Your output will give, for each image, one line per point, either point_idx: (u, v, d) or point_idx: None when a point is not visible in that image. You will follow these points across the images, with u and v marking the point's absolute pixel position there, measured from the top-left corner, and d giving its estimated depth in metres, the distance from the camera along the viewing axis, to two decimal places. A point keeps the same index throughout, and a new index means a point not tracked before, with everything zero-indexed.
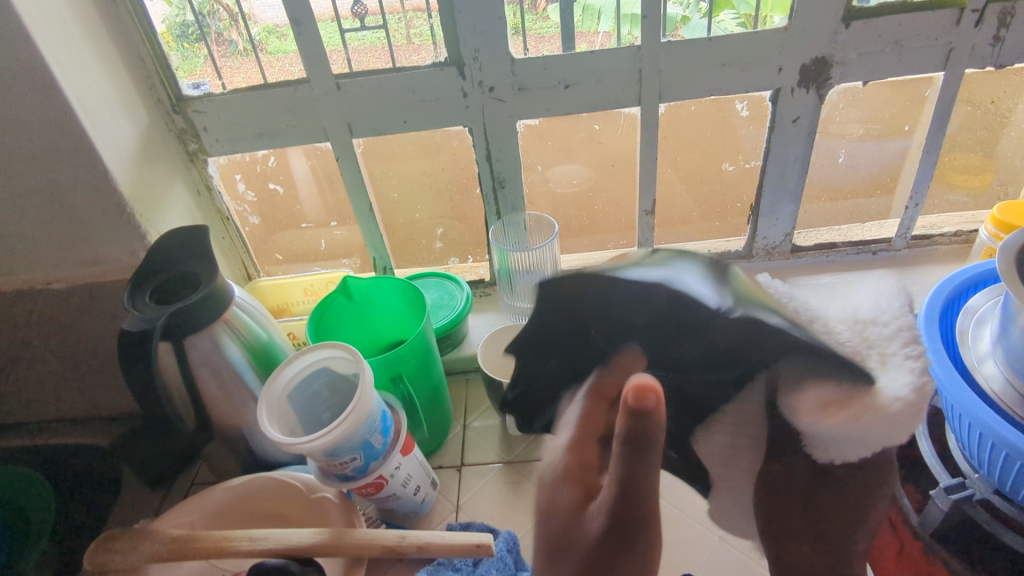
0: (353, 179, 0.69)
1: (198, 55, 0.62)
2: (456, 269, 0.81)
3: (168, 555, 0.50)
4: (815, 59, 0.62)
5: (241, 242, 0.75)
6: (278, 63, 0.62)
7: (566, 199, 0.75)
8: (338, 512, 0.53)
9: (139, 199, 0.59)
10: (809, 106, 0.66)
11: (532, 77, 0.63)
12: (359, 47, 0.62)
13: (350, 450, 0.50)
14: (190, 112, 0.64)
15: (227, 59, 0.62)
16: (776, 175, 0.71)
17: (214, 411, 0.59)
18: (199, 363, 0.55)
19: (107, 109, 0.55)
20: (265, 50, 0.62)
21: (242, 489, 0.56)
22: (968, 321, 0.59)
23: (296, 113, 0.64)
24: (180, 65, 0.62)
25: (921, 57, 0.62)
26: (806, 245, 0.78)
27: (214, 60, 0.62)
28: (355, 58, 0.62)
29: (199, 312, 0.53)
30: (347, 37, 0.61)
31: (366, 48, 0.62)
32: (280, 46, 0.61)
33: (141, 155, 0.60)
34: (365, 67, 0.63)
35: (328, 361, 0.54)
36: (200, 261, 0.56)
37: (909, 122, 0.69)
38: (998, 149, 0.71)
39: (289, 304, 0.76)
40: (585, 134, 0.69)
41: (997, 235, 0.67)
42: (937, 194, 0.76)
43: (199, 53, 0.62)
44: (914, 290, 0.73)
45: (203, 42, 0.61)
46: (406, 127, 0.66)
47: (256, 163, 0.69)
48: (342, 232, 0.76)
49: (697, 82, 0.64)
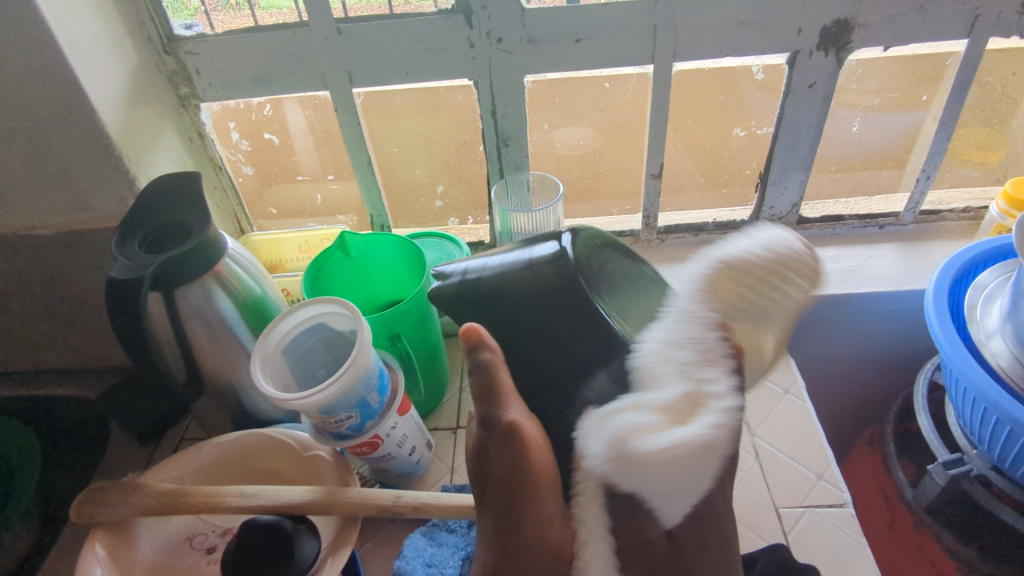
0: (351, 131, 0.66)
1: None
2: (455, 230, 0.79)
3: (158, 509, 0.49)
4: (837, 21, 0.60)
5: (233, 195, 0.72)
6: (272, 18, 0.60)
7: (570, 161, 0.73)
8: (333, 470, 0.52)
9: (128, 142, 0.56)
10: (827, 70, 0.63)
11: (542, 28, 0.60)
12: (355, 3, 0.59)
13: (346, 407, 0.49)
14: (182, 53, 0.60)
15: (219, 13, 0.59)
16: (787, 142, 0.69)
17: (205, 365, 0.57)
18: (190, 315, 0.53)
19: (94, 46, 0.52)
20: (258, 5, 0.59)
21: (232, 446, 0.55)
22: (978, 297, 0.58)
23: (294, 58, 0.61)
24: (173, 9, 0.59)
25: (944, 23, 0.60)
26: (812, 217, 0.77)
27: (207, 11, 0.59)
28: (354, 9, 0.59)
29: (191, 261, 0.51)
30: None
31: (362, 4, 0.59)
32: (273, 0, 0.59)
33: (131, 97, 0.57)
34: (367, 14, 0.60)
35: (324, 317, 0.52)
36: (192, 209, 0.54)
37: (927, 93, 0.67)
38: (1013, 126, 0.70)
39: (283, 260, 0.73)
40: (594, 93, 0.67)
41: (1008, 212, 0.66)
42: (948, 168, 0.74)
43: None
44: (919, 265, 0.72)
45: None
46: (409, 78, 0.63)
47: (251, 111, 0.66)
48: (338, 187, 0.73)
49: (714, 41, 0.61)
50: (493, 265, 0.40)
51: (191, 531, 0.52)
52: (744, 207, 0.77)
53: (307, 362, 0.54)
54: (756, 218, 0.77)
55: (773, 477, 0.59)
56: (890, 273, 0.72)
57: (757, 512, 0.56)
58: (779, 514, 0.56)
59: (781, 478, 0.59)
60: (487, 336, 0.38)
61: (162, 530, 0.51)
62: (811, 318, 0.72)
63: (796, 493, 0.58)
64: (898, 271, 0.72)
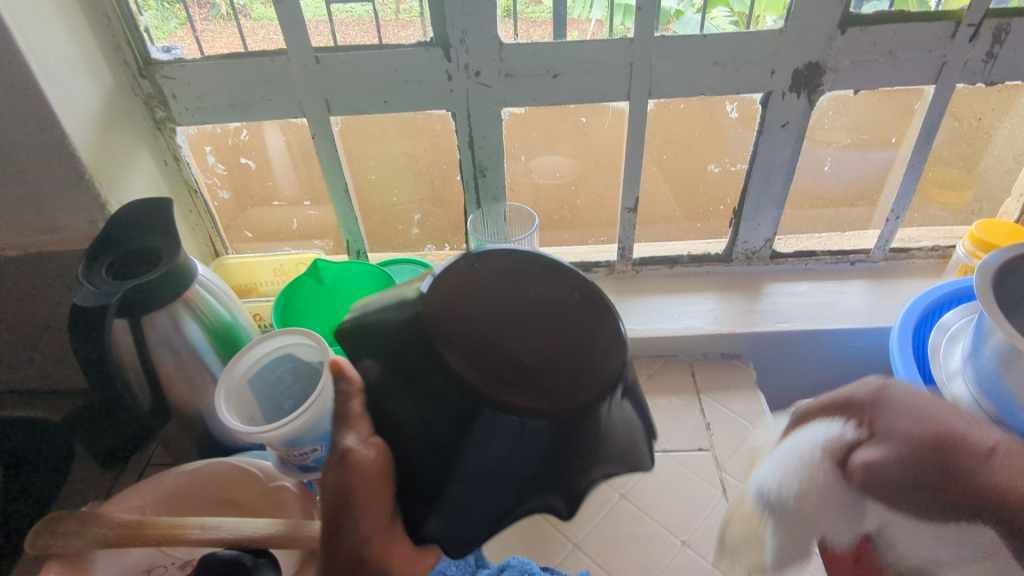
0: (328, 158, 0.66)
1: (176, 17, 0.59)
2: (432, 256, 0.79)
3: (116, 541, 0.48)
4: (808, 64, 0.61)
5: (209, 218, 0.72)
6: (263, 31, 0.59)
7: (548, 190, 0.74)
8: (298, 503, 0.52)
9: (100, 166, 0.56)
10: (798, 112, 0.65)
11: (520, 63, 0.61)
12: (346, 19, 0.59)
13: (310, 441, 0.48)
14: (158, 77, 0.60)
15: (209, 23, 0.59)
16: (760, 179, 0.70)
17: (170, 392, 0.56)
18: (157, 343, 0.53)
19: (68, 69, 0.52)
20: (248, 17, 0.59)
21: (195, 475, 0.54)
22: (941, 338, 0.59)
23: (272, 86, 0.61)
24: (156, 27, 0.59)
25: (913, 68, 0.62)
26: (785, 252, 0.78)
27: (195, 22, 0.59)
28: (341, 31, 0.60)
29: (158, 287, 0.51)
30: (333, 9, 0.59)
31: (353, 21, 0.59)
32: (264, 12, 0.58)
33: (104, 121, 0.56)
34: (351, 41, 0.60)
35: (292, 348, 0.52)
36: (162, 236, 0.53)
37: (896, 134, 0.69)
38: (979, 167, 0.72)
39: (257, 284, 0.73)
40: (571, 126, 0.68)
41: (975, 253, 0.67)
42: (918, 208, 0.76)
43: (177, 16, 0.59)
44: (889, 303, 0.74)
45: (182, 3, 0.58)
46: (386, 108, 0.63)
47: (227, 135, 0.66)
48: (315, 213, 0.73)
49: (689, 79, 0.62)
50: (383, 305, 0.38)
51: (150, 563, 0.51)
52: (719, 240, 0.78)
53: (276, 393, 0.53)
54: (730, 252, 0.77)
55: None
56: (859, 310, 0.73)
57: None
58: None
59: None
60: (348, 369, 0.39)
61: (120, 563, 0.50)
62: (781, 352, 0.73)
63: None
64: (868, 309, 0.73)
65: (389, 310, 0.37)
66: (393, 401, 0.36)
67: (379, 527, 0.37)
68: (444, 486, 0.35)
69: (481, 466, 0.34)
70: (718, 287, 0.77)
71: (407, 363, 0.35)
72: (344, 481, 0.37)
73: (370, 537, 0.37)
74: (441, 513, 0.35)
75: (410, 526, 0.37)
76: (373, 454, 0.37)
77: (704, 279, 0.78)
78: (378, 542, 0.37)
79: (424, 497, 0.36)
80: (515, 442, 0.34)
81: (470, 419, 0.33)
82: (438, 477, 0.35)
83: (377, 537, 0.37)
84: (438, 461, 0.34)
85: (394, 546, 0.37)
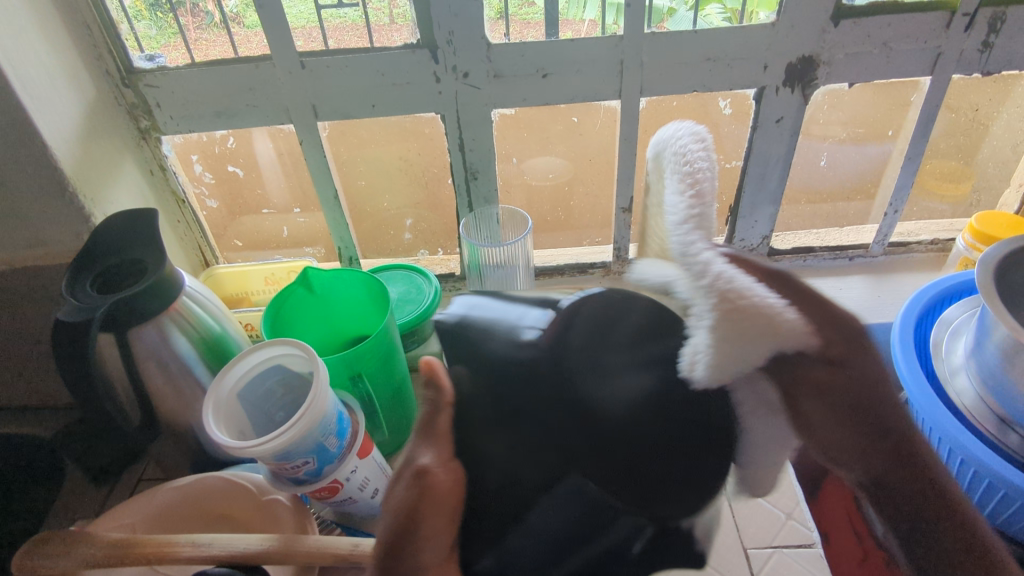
0: (317, 164, 0.65)
1: (169, 27, 0.58)
2: (425, 261, 0.78)
3: (105, 561, 0.47)
4: (802, 58, 0.60)
5: (198, 228, 0.70)
6: (256, 38, 0.58)
7: (541, 192, 0.73)
8: (290, 515, 0.51)
9: (83, 178, 0.55)
10: (793, 106, 0.64)
11: (508, 64, 0.60)
12: (338, 25, 0.59)
13: (301, 454, 0.47)
14: (141, 86, 0.59)
15: (203, 32, 0.58)
16: (756, 175, 0.69)
17: (159, 407, 0.55)
18: (144, 356, 0.52)
19: (48, 81, 0.51)
20: (242, 25, 0.58)
21: (187, 490, 0.53)
22: (944, 332, 0.58)
23: (257, 92, 0.60)
24: (147, 37, 0.58)
25: (908, 60, 0.61)
26: (783, 248, 0.76)
27: (186, 32, 0.58)
28: (333, 36, 0.59)
29: (143, 299, 0.50)
30: (325, 14, 0.58)
31: (346, 26, 0.59)
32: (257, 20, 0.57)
33: (86, 132, 0.56)
34: (344, 46, 0.59)
35: (282, 359, 0.51)
36: (146, 247, 0.52)
37: (893, 127, 0.68)
38: (977, 158, 0.71)
39: (249, 293, 0.72)
40: (562, 126, 0.67)
41: (974, 245, 0.66)
42: (916, 201, 0.75)
43: (170, 26, 0.58)
44: (888, 298, 0.73)
45: (174, 14, 0.58)
46: (374, 112, 0.62)
47: (214, 143, 0.65)
48: (305, 220, 0.72)
49: (681, 76, 0.61)
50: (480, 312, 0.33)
51: None
52: (716, 239, 0.77)
53: (266, 406, 0.52)
54: (727, 250, 0.76)
55: (744, 516, 0.59)
56: (858, 307, 0.72)
57: (725, 552, 0.56)
58: (747, 556, 0.56)
59: (751, 518, 0.58)
60: (443, 374, 0.33)
61: None
62: None
63: (765, 532, 0.57)
64: (868, 305, 0.72)
65: (500, 335, 0.32)
66: (486, 434, 0.31)
67: (440, 558, 0.32)
68: (504, 536, 0.32)
69: (545, 528, 0.31)
70: None
71: (512, 395, 0.31)
72: (413, 500, 0.32)
73: (426, 569, 0.32)
74: (504, 549, 0.32)
75: (464, 562, 0.32)
76: (450, 482, 0.31)
77: None
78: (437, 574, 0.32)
79: (480, 543, 0.32)
80: (580, 513, 0.31)
81: (556, 483, 0.31)
82: (504, 523, 0.31)
83: (434, 571, 0.32)
84: (506, 511, 0.31)
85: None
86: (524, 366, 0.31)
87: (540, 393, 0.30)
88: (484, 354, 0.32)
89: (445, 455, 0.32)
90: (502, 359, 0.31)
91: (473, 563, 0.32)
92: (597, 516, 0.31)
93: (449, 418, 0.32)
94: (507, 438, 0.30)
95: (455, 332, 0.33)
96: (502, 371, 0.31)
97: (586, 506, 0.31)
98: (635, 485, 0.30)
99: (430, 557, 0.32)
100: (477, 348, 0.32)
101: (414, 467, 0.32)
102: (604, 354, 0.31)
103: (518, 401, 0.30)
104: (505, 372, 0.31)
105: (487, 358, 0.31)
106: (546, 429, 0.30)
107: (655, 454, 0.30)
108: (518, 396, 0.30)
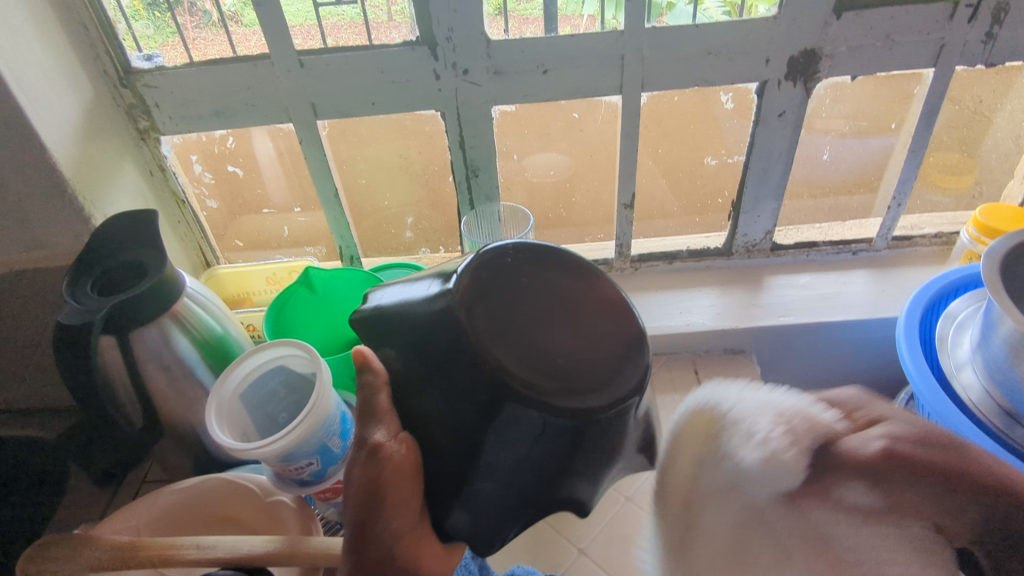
0: (317, 163, 0.65)
1: (167, 26, 0.57)
2: (427, 260, 0.78)
3: (109, 564, 0.46)
4: (804, 51, 0.60)
5: (198, 228, 0.70)
6: (255, 37, 0.58)
7: (543, 189, 0.73)
8: (294, 516, 0.51)
9: (83, 179, 0.54)
10: (795, 100, 0.63)
11: (508, 60, 0.59)
12: (336, 23, 0.58)
13: (305, 455, 0.47)
14: (140, 86, 0.59)
15: (201, 31, 0.58)
16: (759, 170, 0.68)
17: (162, 409, 0.55)
18: (146, 358, 0.52)
19: (46, 82, 0.51)
20: (240, 23, 0.57)
21: (191, 493, 0.53)
22: (949, 326, 0.58)
23: (256, 91, 0.60)
24: (147, 35, 0.58)
25: (911, 52, 0.60)
26: (786, 243, 0.77)
27: (184, 31, 0.58)
28: (332, 33, 0.58)
29: (145, 301, 0.49)
30: (323, 12, 0.57)
31: (344, 23, 0.58)
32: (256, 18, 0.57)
33: (86, 133, 0.55)
34: (343, 43, 0.59)
35: (284, 360, 0.51)
36: (147, 248, 0.52)
37: (896, 120, 0.67)
38: (981, 150, 0.70)
39: (250, 294, 0.72)
40: (563, 123, 0.66)
41: (979, 239, 0.66)
42: (919, 194, 0.75)
43: (168, 24, 0.57)
44: (893, 293, 0.73)
45: (172, 13, 0.57)
46: (374, 110, 0.62)
47: (213, 143, 0.65)
48: (306, 219, 0.72)
49: (682, 71, 0.61)
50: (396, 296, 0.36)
51: None
52: (718, 234, 0.77)
53: (270, 407, 0.52)
54: (730, 245, 0.76)
55: None
56: (862, 302, 0.72)
57: None
58: None
59: None
60: (374, 358, 0.37)
61: None
62: (784, 347, 0.72)
63: None
64: (872, 300, 0.72)
65: (415, 305, 0.34)
66: (424, 393, 0.34)
67: (410, 524, 0.35)
68: (466, 480, 0.33)
69: (499, 465, 0.32)
70: (719, 282, 0.76)
71: (439, 351, 0.32)
72: (373, 476, 0.34)
73: (398, 537, 0.35)
74: (467, 499, 0.34)
75: (435, 520, 0.36)
76: (404, 450, 0.35)
77: (705, 274, 0.77)
78: (407, 541, 0.35)
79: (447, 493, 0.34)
80: (532, 441, 0.31)
81: (491, 413, 0.31)
82: (461, 472, 0.33)
83: (404, 539, 0.35)
84: (461, 460, 0.33)
85: (424, 546, 0.35)
86: (436, 319, 0.32)
87: (439, 346, 0.32)
88: (397, 326, 0.35)
89: (395, 430, 0.36)
90: (418, 321, 0.33)
91: (445, 516, 0.36)
92: (551, 438, 0.31)
93: (386, 397, 0.36)
94: (435, 395, 0.33)
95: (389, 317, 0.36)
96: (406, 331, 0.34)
97: (537, 439, 0.31)
98: (573, 418, 0.31)
99: (402, 525, 0.35)
100: (407, 324, 0.34)
101: (366, 447, 0.35)
102: (515, 313, 0.33)
103: (442, 361, 0.32)
104: (407, 329, 0.34)
105: (405, 324, 0.34)
106: (461, 385, 0.31)
107: (572, 371, 0.32)
108: (433, 352, 0.33)
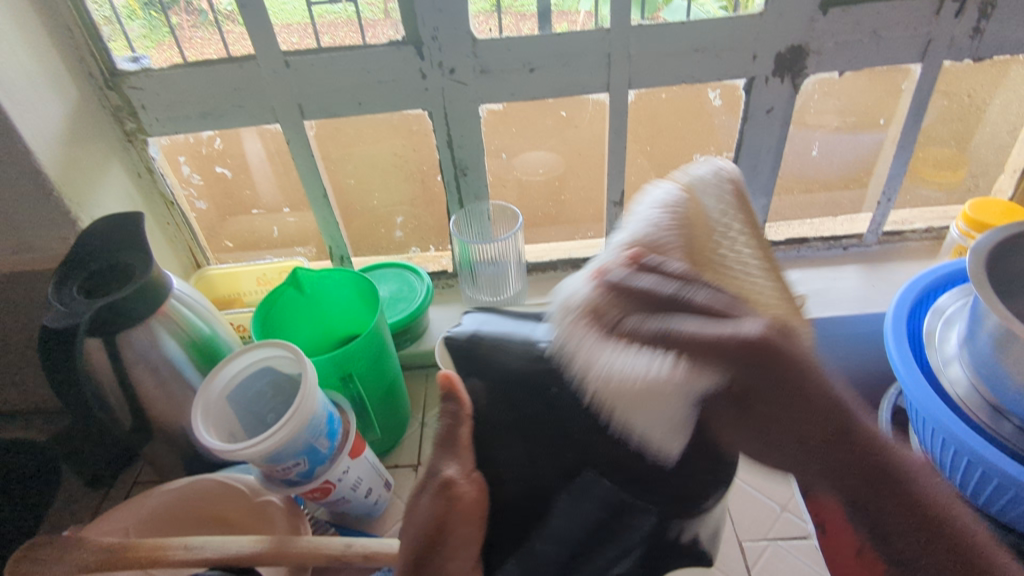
0: (305, 162, 0.65)
1: (164, 25, 0.58)
2: (418, 259, 0.78)
3: (96, 567, 0.47)
4: (791, 47, 0.60)
5: (188, 229, 0.70)
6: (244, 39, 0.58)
7: (533, 187, 0.73)
8: (283, 516, 0.51)
9: (68, 181, 0.54)
10: (783, 96, 0.63)
11: (495, 59, 0.59)
12: (332, 20, 0.58)
13: (292, 456, 0.47)
14: (125, 88, 0.59)
15: (197, 31, 0.58)
16: (748, 166, 0.68)
17: (150, 411, 0.55)
18: (134, 361, 0.52)
19: (29, 85, 0.51)
20: (235, 24, 0.57)
21: (182, 492, 0.53)
22: (937, 321, 0.58)
23: (242, 92, 0.60)
24: (145, 35, 0.58)
25: (898, 47, 0.60)
26: (776, 240, 0.76)
27: (179, 31, 0.58)
28: (325, 31, 0.58)
29: (131, 303, 0.49)
30: (315, 11, 0.58)
31: (339, 22, 0.58)
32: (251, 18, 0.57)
33: (71, 135, 0.55)
34: (337, 42, 0.59)
35: (271, 361, 0.51)
36: (133, 250, 0.52)
37: (884, 115, 0.67)
38: (971, 144, 0.70)
39: (240, 294, 0.72)
40: (552, 121, 0.66)
41: (968, 233, 0.66)
42: (909, 189, 0.74)
43: (164, 24, 0.58)
44: (883, 287, 0.73)
45: (165, 15, 0.58)
46: (361, 109, 0.62)
47: (201, 144, 0.65)
48: (295, 219, 0.72)
49: (670, 68, 0.61)
50: (504, 332, 0.42)
51: None
52: None
53: (257, 408, 0.52)
54: None
55: (738, 508, 0.59)
56: (851, 298, 0.72)
57: (720, 546, 0.56)
58: (742, 549, 0.56)
59: (744, 510, 0.59)
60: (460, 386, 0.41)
61: None
62: None
63: (760, 525, 0.58)
64: (862, 296, 0.72)
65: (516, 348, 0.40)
66: (504, 447, 0.41)
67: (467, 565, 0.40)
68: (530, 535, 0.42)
69: (562, 529, 0.42)
70: None
71: (531, 407, 0.40)
72: (441, 511, 0.39)
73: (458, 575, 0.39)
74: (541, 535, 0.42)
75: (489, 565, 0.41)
76: (473, 491, 0.40)
77: None
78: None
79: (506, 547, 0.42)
80: (588, 508, 0.42)
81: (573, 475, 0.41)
82: (535, 516, 0.42)
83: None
84: (531, 511, 0.42)
85: None
86: (535, 365, 0.39)
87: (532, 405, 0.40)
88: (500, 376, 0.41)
89: (468, 469, 0.40)
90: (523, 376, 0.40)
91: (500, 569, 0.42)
92: (593, 501, 0.42)
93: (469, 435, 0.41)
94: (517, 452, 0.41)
95: (484, 354, 0.42)
96: (506, 388, 0.41)
97: (596, 500, 0.42)
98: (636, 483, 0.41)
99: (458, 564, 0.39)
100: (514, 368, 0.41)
101: (439, 480, 0.40)
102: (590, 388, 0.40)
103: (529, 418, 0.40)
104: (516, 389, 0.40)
105: (511, 373, 0.41)
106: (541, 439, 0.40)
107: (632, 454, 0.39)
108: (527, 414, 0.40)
